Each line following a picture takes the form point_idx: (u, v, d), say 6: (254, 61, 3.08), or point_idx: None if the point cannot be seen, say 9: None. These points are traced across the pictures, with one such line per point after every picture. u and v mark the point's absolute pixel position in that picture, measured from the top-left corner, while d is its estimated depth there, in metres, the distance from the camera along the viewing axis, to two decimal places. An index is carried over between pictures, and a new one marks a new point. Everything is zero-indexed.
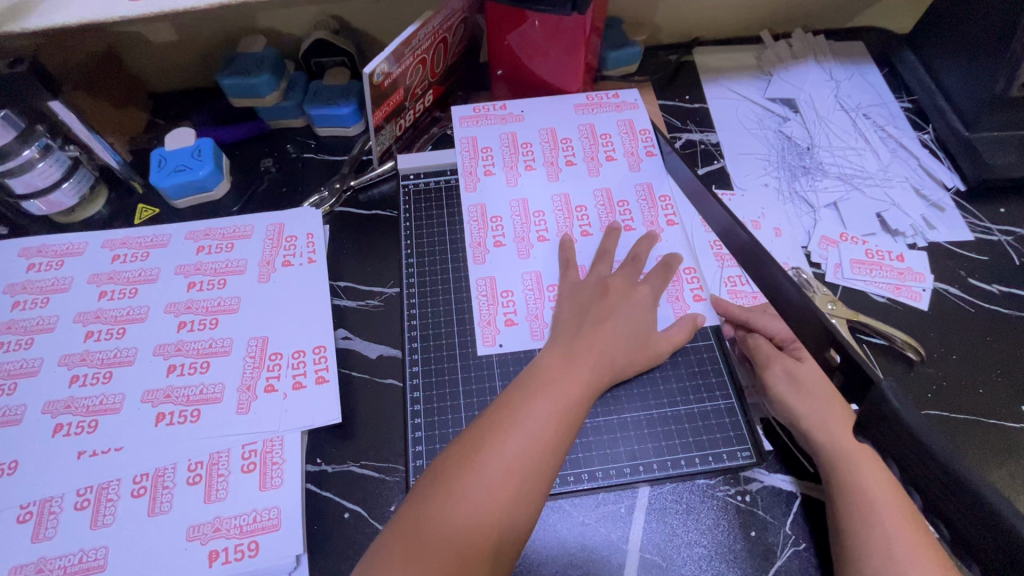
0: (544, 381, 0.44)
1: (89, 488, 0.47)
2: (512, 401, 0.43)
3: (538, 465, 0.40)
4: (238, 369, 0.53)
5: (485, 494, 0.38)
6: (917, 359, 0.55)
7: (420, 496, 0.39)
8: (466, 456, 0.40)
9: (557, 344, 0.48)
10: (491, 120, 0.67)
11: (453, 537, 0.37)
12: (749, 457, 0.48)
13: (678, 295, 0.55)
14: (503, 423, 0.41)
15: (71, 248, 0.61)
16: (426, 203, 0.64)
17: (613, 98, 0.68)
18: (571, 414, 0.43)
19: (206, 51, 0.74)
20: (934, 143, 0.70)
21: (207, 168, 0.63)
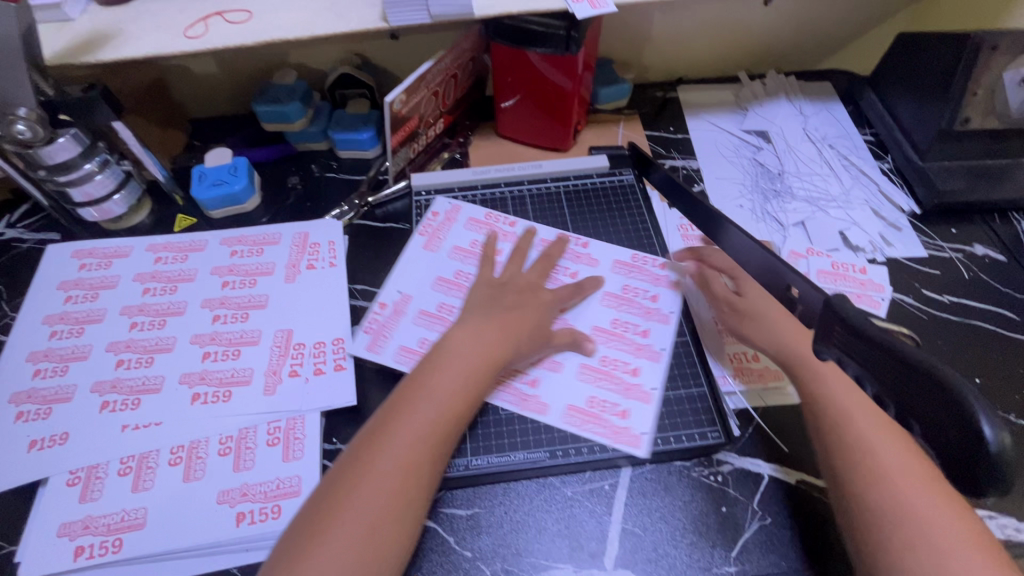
0: (448, 359, 0.52)
1: (131, 456, 0.53)
2: (418, 378, 0.51)
3: (439, 439, 0.48)
4: (265, 356, 0.59)
5: (392, 463, 0.45)
6: None
7: (338, 473, 0.45)
8: (378, 434, 0.47)
9: (465, 321, 0.56)
10: (430, 227, 0.69)
11: (366, 507, 0.43)
12: (719, 438, 0.55)
13: (657, 277, 0.66)
14: (411, 397, 0.49)
15: (119, 251, 0.68)
16: (430, 234, 0.69)
17: (436, 218, 0.70)
18: (470, 381, 0.51)
19: (242, 82, 0.83)
20: (893, 171, 0.78)
21: (242, 182, 0.71)
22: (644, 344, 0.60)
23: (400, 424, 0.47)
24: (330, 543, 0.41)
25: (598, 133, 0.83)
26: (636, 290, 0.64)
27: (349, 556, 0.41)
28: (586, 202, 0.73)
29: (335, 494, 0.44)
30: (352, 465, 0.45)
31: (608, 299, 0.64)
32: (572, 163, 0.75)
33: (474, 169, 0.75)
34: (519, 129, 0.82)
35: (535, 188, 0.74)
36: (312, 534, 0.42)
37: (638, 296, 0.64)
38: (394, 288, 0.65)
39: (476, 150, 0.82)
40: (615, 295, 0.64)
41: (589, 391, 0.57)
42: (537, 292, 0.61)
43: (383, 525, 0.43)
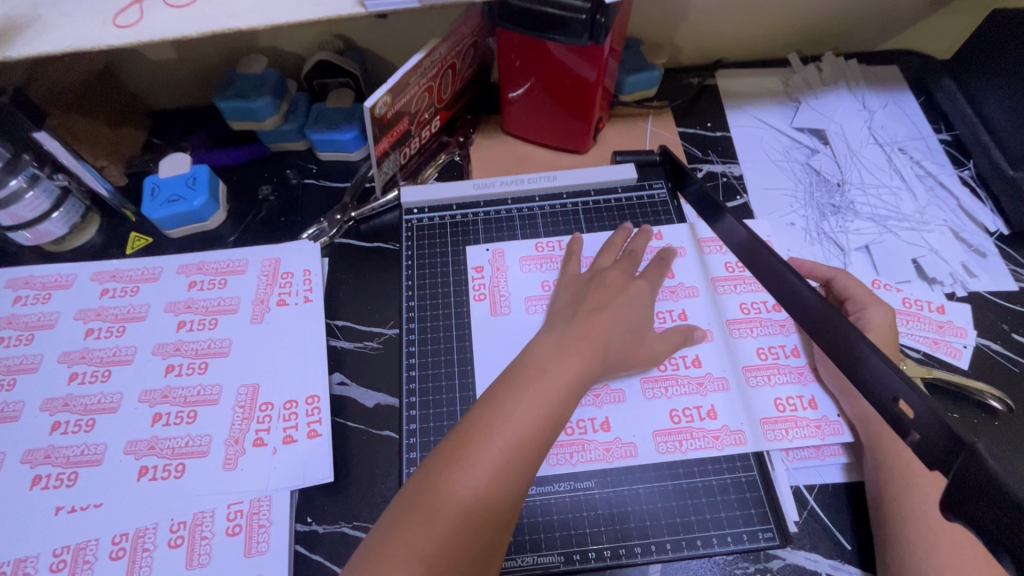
0: (535, 373, 0.43)
1: (67, 547, 0.45)
2: (500, 393, 0.42)
3: (523, 469, 0.39)
4: (226, 420, 0.50)
5: (465, 495, 0.37)
6: (1002, 407, 0.50)
7: (402, 500, 0.38)
8: (454, 455, 0.39)
9: (549, 332, 0.48)
10: (487, 289, 0.57)
11: (432, 547, 0.36)
12: (772, 539, 0.45)
13: (735, 283, 0.57)
14: (492, 417, 0.40)
15: (59, 280, 0.58)
16: (491, 296, 0.57)
17: (482, 275, 0.58)
18: (561, 404, 0.42)
19: (205, 70, 0.71)
20: (975, 180, 0.65)
21: (201, 197, 0.60)
22: (800, 366, 0.52)
23: (484, 448, 0.39)
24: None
25: (621, 131, 0.71)
26: (756, 305, 0.55)
27: None
28: (609, 221, 0.61)
29: (394, 528, 0.36)
30: (416, 495, 0.37)
31: (736, 329, 0.54)
32: (592, 174, 0.63)
33: (475, 180, 0.63)
34: (529, 126, 0.69)
35: (548, 205, 0.63)
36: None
37: (761, 312, 0.55)
38: (490, 374, 0.53)
39: (478, 150, 0.70)
40: (738, 321, 0.54)
41: (697, 430, 0.48)
42: (629, 283, 0.52)
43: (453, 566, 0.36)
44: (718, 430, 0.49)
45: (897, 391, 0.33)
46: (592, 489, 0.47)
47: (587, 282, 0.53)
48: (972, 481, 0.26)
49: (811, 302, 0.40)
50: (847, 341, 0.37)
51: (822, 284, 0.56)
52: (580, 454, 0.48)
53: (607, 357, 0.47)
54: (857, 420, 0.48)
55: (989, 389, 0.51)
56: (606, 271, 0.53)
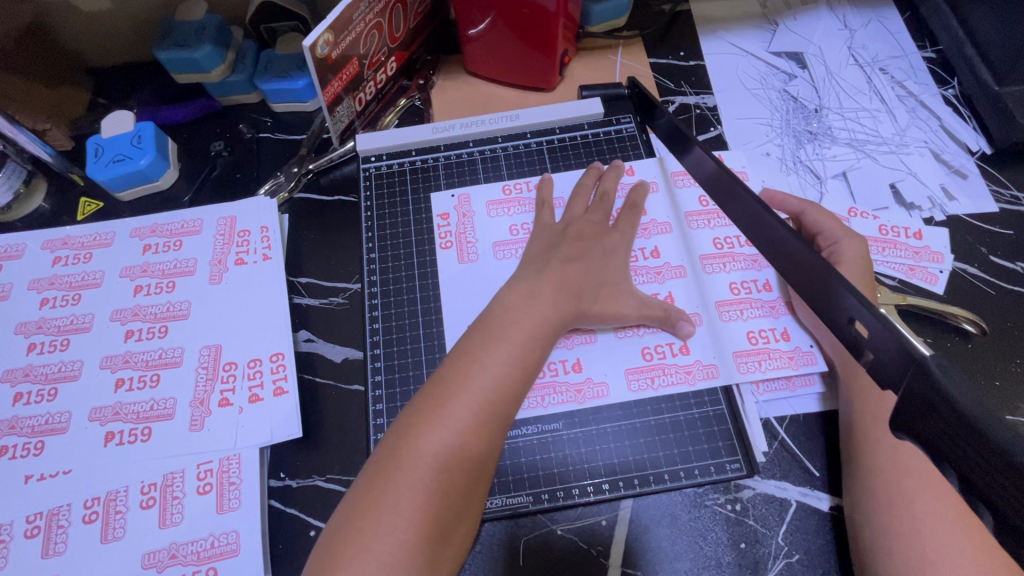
0: (503, 324, 0.43)
1: (39, 514, 0.45)
2: (472, 346, 0.42)
3: (497, 417, 0.40)
4: (190, 382, 0.49)
5: (443, 447, 0.38)
6: (976, 330, 0.50)
7: (381, 454, 0.39)
8: (429, 410, 0.39)
9: (518, 280, 0.47)
10: (452, 235, 0.56)
11: (416, 496, 0.37)
12: (740, 469, 0.46)
13: (709, 221, 0.55)
14: (463, 370, 0.41)
15: (8, 250, 0.56)
16: (457, 242, 0.55)
17: (448, 220, 0.56)
18: (532, 353, 0.43)
19: (143, 19, 0.66)
20: (959, 99, 0.62)
21: (148, 156, 0.58)
22: (771, 301, 0.51)
23: (456, 402, 0.39)
24: (371, 547, 0.35)
25: (589, 66, 0.67)
26: (728, 240, 0.54)
27: (397, 549, 0.35)
28: (576, 161, 0.59)
29: (377, 483, 0.37)
30: (394, 451, 0.38)
31: (708, 264, 0.53)
32: (557, 111, 0.60)
33: (435, 124, 0.60)
34: (490, 64, 0.65)
35: (512, 146, 0.60)
36: (352, 533, 0.36)
37: (734, 248, 0.54)
38: (461, 323, 0.52)
39: (440, 94, 0.66)
40: (710, 256, 0.53)
41: (665, 368, 0.48)
42: (604, 236, 0.51)
43: (438, 512, 0.37)
44: (688, 365, 0.48)
45: (853, 312, 0.33)
46: (560, 431, 0.46)
47: (557, 231, 0.51)
48: (924, 400, 0.27)
49: (768, 228, 0.39)
50: (806, 268, 0.36)
51: (794, 218, 0.54)
52: (548, 397, 0.47)
53: (572, 300, 0.46)
54: (835, 354, 0.48)
55: (964, 313, 0.50)
56: (577, 223, 0.52)
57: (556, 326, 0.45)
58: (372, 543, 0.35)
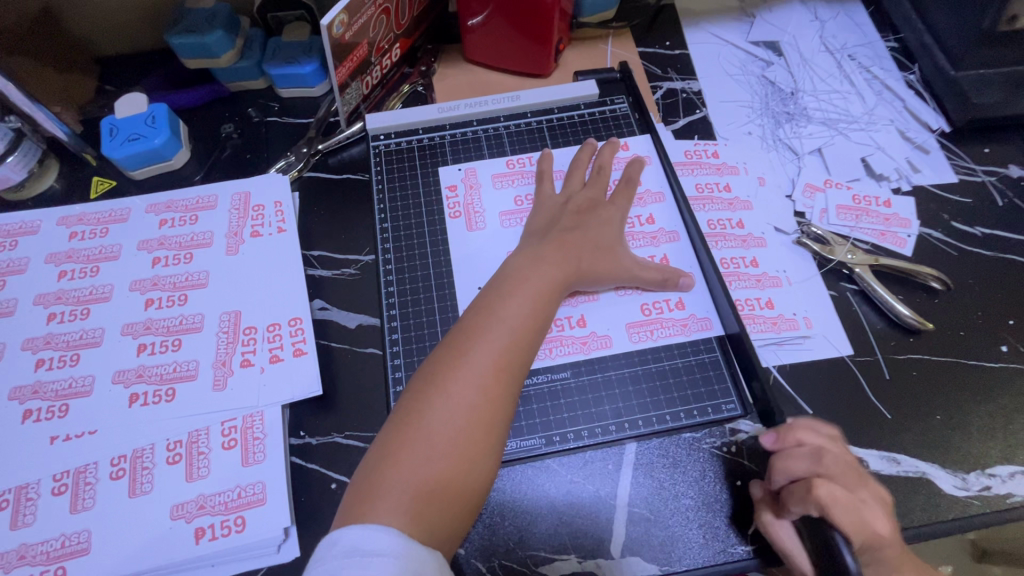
0: (516, 281, 0.47)
1: (66, 472, 0.46)
2: (489, 301, 0.46)
3: (516, 364, 0.43)
4: (211, 345, 0.51)
5: (468, 389, 0.41)
6: (941, 287, 0.55)
7: (409, 397, 0.42)
8: (453, 357, 0.43)
9: (525, 247, 0.51)
10: (460, 207, 0.59)
11: (446, 433, 0.40)
12: (734, 409, 0.49)
13: (705, 203, 0.59)
14: (482, 322, 0.44)
15: (24, 226, 0.57)
16: (465, 213, 0.59)
17: (455, 194, 0.60)
18: (544, 306, 0.46)
19: (152, 8, 0.68)
20: (920, 83, 0.68)
21: (163, 135, 0.60)
22: (757, 275, 0.56)
23: (477, 350, 0.43)
24: (406, 477, 0.38)
25: (583, 54, 0.71)
26: (721, 223, 0.58)
27: (432, 479, 0.38)
28: (574, 138, 0.63)
29: (407, 422, 0.40)
30: (421, 394, 0.42)
31: None
32: (555, 92, 0.64)
33: (439, 104, 0.64)
34: (489, 51, 0.69)
35: (513, 124, 0.64)
36: (385, 465, 0.39)
37: (726, 229, 0.58)
38: (470, 288, 0.55)
39: (441, 80, 0.70)
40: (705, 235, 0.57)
41: (663, 321, 0.52)
42: (603, 206, 0.55)
43: (469, 447, 0.40)
44: (685, 319, 0.52)
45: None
46: (568, 379, 0.50)
47: (559, 204, 0.55)
48: None
49: None
50: None
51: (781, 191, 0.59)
52: (557, 349, 0.51)
53: (575, 262, 0.50)
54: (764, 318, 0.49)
55: (930, 272, 0.55)
56: (577, 195, 0.55)
57: (563, 282, 0.49)
58: (406, 474, 0.38)
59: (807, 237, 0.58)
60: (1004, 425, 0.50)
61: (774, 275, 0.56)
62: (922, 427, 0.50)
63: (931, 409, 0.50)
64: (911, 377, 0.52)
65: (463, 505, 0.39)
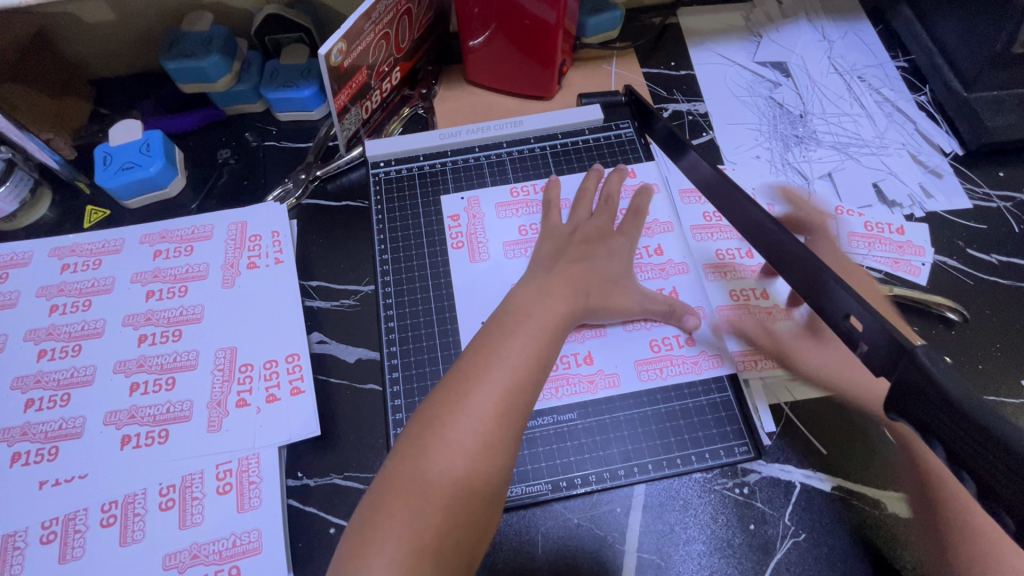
0: (519, 316, 0.45)
1: (55, 519, 0.45)
2: (490, 337, 0.44)
3: (518, 406, 0.41)
4: (206, 383, 0.50)
5: (466, 434, 0.39)
6: (958, 319, 0.54)
7: (405, 441, 0.40)
8: (451, 399, 0.41)
9: (531, 278, 0.49)
10: (462, 236, 0.57)
11: (443, 481, 0.38)
12: (747, 451, 0.48)
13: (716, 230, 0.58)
14: (483, 361, 0.42)
15: (15, 258, 0.56)
16: (468, 242, 0.57)
17: (457, 224, 0.58)
18: (548, 343, 0.44)
19: (147, 31, 0.67)
20: (931, 105, 0.67)
21: (158, 163, 0.58)
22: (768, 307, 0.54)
23: (476, 392, 0.41)
24: (396, 527, 0.36)
25: (586, 75, 0.70)
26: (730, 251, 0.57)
27: (425, 533, 0.36)
28: (578, 163, 0.61)
29: (401, 469, 0.39)
30: (417, 438, 0.40)
31: (710, 273, 0.55)
32: (560, 117, 0.63)
33: (441, 130, 0.62)
34: (492, 74, 0.68)
35: (516, 150, 0.62)
36: (377, 516, 0.37)
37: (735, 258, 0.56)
38: (474, 321, 0.53)
39: (442, 103, 0.69)
40: (714, 265, 0.56)
41: (671, 359, 0.50)
42: (609, 237, 0.53)
43: (465, 496, 0.38)
44: (695, 356, 0.51)
45: (848, 308, 0.35)
46: (574, 420, 0.48)
47: (567, 233, 0.54)
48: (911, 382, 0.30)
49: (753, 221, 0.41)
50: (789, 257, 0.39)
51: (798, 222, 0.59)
52: (564, 388, 0.49)
53: (582, 300, 0.48)
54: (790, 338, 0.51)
55: (946, 302, 0.54)
56: (584, 225, 0.53)
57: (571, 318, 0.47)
58: (396, 524, 0.37)
59: None
60: None
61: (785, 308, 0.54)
62: None
63: None
64: None
65: (457, 561, 0.37)
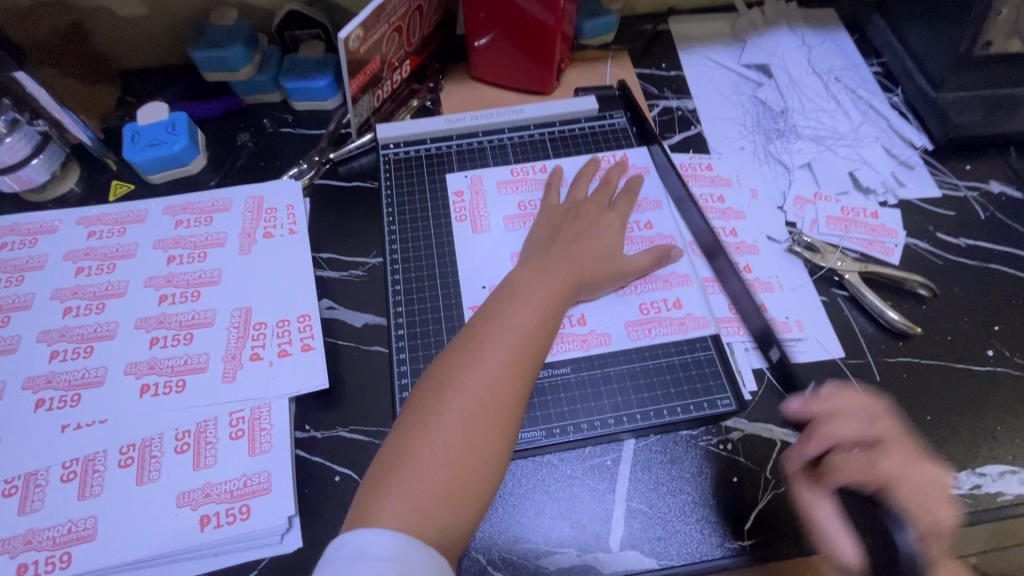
0: (523, 288, 0.48)
1: (75, 459, 0.47)
2: (497, 306, 0.47)
3: (525, 365, 0.44)
4: (222, 339, 0.53)
5: (477, 389, 0.41)
6: (928, 295, 0.57)
7: (420, 398, 0.42)
8: (463, 358, 0.43)
9: (530, 260, 0.52)
10: (467, 212, 0.61)
11: (457, 432, 0.40)
12: (731, 404, 0.51)
13: (704, 211, 0.62)
14: (490, 324, 0.45)
15: (44, 226, 0.60)
16: (471, 216, 0.61)
17: (461, 201, 0.62)
18: (550, 311, 0.47)
19: (175, 26, 0.72)
20: (904, 105, 0.72)
21: (182, 141, 0.63)
22: (751, 279, 0.58)
23: (486, 351, 0.43)
24: (416, 477, 0.38)
25: (583, 73, 0.75)
26: (716, 230, 0.61)
27: (442, 482, 0.38)
28: (575, 149, 0.66)
29: (417, 423, 0.41)
30: (432, 396, 0.42)
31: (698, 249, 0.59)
32: (558, 107, 0.68)
33: (447, 116, 0.67)
34: (496, 70, 0.72)
35: (517, 136, 0.67)
36: (394, 467, 0.39)
37: (720, 236, 0.61)
38: (475, 289, 0.57)
39: (448, 96, 0.73)
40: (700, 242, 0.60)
41: (659, 321, 0.54)
42: (602, 213, 0.57)
43: (481, 447, 0.40)
44: (683, 318, 0.54)
45: None
46: (567, 373, 0.51)
47: (563, 210, 0.58)
48: None
49: None
50: None
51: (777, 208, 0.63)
52: (558, 345, 0.53)
53: (578, 266, 0.52)
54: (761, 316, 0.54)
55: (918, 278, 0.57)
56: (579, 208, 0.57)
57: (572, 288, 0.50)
58: (416, 475, 0.38)
59: (798, 245, 0.60)
60: (993, 428, 0.51)
61: (766, 280, 0.58)
62: (914, 428, 0.51)
63: (923, 410, 0.52)
64: (901, 380, 0.53)
65: (470, 510, 0.39)
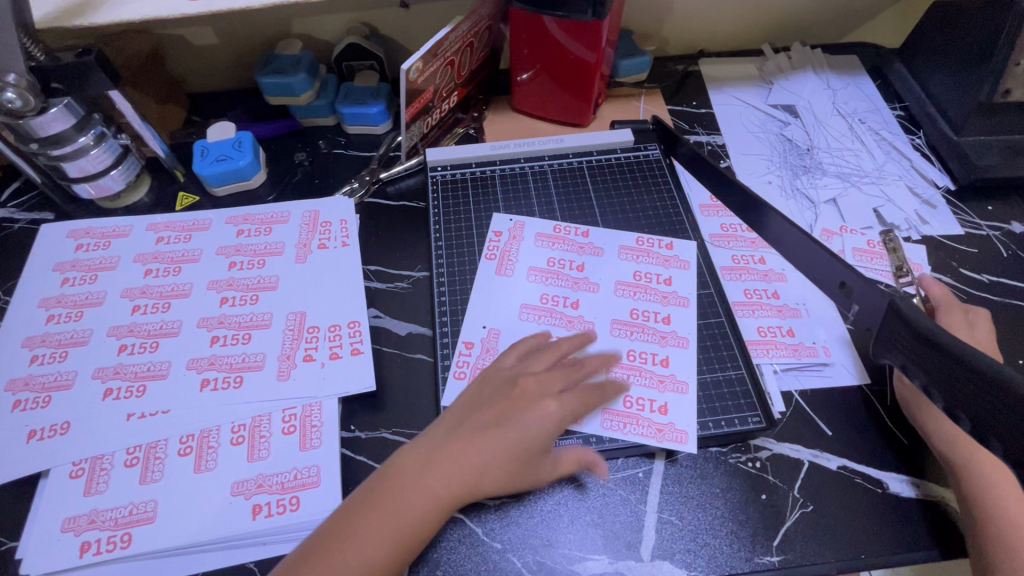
0: (504, 411, 0.47)
1: (139, 446, 0.50)
2: (471, 427, 0.46)
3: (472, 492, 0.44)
4: (278, 340, 0.56)
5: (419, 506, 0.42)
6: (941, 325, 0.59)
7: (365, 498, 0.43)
8: (416, 469, 0.44)
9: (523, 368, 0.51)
10: (504, 245, 0.64)
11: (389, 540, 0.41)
12: (760, 422, 0.53)
13: (734, 240, 0.66)
14: (455, 447, 0.45)
15: (117, 230, 0.64)
16: (500, 257, 0.63)
17: (499, 238, 0.65)
18: (520, 442, 0.46)
19: (243, 54, 0.78)
20: (926, 147, 0.75)
21: (247, 158, 0.67)
22: (780, 305, 0.60)
23: (440, 473, 0.44)
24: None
25: (618, 108, 0.79)
26: (745, 257, 0.64)
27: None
28: (610, 178, 0.70)
29: (351, 522, 0.42)
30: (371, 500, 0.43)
31: (727, 274, 0.63)
32: (596, 138, 0.72)
33: (492, 143, 0.72)
34: (537, 103, 0.77)
35: (556, 163, 0.71)
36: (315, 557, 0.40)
37: (749, 263, 0.64)
38: (515, 304, 0.60)
39: (491, 125, 0.78)
40: (729, 268, 0.63)
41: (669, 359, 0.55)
42: None
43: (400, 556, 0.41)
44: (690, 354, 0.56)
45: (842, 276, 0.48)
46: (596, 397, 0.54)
47: None
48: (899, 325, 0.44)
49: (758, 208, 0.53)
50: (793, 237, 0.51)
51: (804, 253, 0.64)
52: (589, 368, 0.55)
53: None
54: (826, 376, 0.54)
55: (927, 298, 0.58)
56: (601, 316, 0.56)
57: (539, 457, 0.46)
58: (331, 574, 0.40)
59: None
60: None
61: (794, 307, 0.60)
62: None
63: None
64: None
65: None
